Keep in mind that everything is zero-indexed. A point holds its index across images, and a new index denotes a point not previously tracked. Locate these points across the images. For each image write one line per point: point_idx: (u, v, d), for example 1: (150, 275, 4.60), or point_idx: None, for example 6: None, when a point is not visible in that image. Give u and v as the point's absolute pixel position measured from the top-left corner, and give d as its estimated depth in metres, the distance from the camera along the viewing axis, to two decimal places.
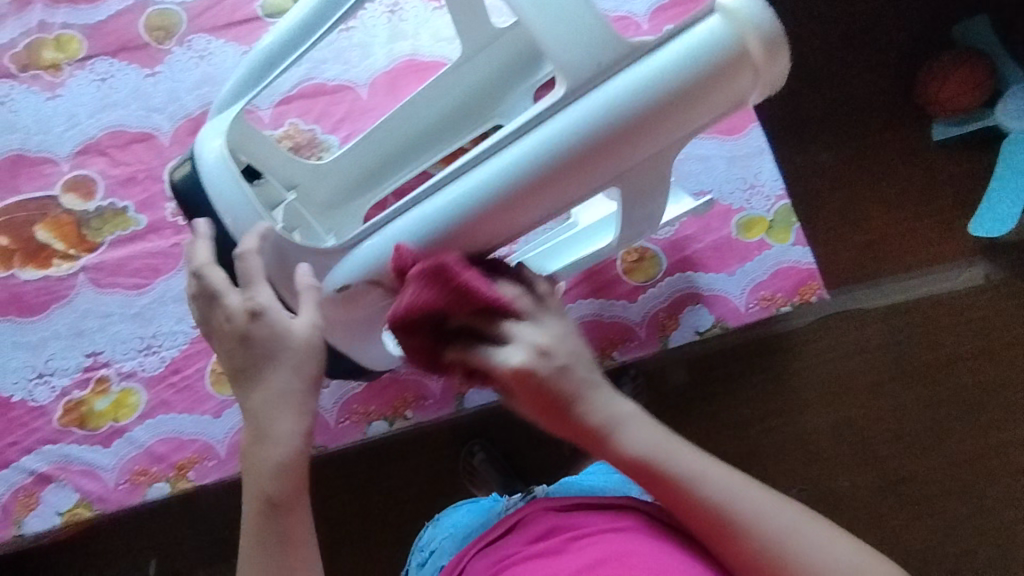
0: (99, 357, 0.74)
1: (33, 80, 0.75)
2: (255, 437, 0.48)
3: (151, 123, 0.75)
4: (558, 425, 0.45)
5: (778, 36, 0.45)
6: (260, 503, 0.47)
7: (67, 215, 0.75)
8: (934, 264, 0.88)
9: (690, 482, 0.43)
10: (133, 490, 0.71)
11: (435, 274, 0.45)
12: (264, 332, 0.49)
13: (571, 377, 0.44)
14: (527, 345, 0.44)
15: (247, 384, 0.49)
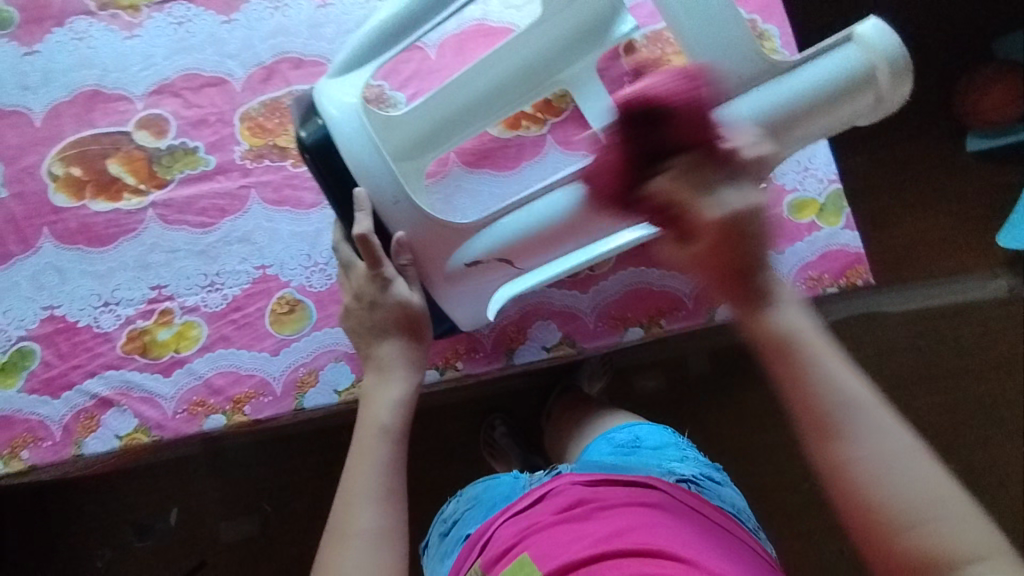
0: (164, 290, 0.74)
1: (112, 20, 0.80)
2: (381, 383, 0.61)
3: (224, 69, 0.79)
4: (729, 284, 0.49)
5: (904, 65, 0.52)
6: (376, 428, 0.59)
7: (140, 151, 0.77)
8: (963, 273, 1.20)
9: (823, 375, 0.47)
10: (191, 421, 0.71)
11: (655, 91, 0.48)
12: (390, 302, 0.60)
13: (756, 245, 0.47)
14: (728, 204, 0.46)
15: (385, 349, 0.61)
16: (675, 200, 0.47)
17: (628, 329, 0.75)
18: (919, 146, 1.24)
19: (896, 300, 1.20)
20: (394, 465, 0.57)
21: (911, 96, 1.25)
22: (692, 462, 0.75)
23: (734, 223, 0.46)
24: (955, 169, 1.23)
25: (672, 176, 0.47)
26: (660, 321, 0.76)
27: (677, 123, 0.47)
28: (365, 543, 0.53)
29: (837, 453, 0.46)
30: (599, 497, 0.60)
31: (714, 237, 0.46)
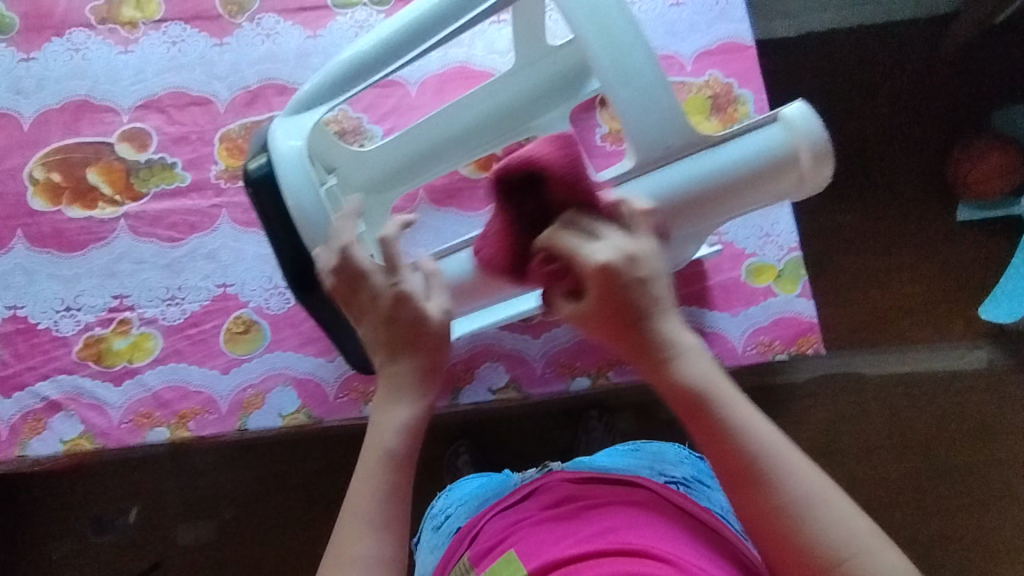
0: (125, 300, 0.75)
1: (109, 34, 0.83)
2: (390, 401, 0.53)
3: (211, 90, 0.82)
4: (623, 338, 0.48)
5: (825, 149, 0.55)
6: (380, 453, 0.52)
7: (119, 163, 0.79)
8: (945, 343, 1.23)
9: (733, 428, 0.46)
10: (135, 431, 0.72)
11: (540, 155, 0.49)
12: (409, 314, 0.52)
13: (650, 293, 0.47)
14: (615, 248, 0.47)
15: (395, 368, 0.53)
16: (562, 250, 0.48)
17: (575, 378, 0.76)
18: (902, 213, 1.26)
19: (873, 364, 1.23)
20: (398, 493, 0.51)
21: (904, 159, 1.28)
22: (684, 465, 0.78)
23: (613, 271, 0.46)
24: (940, 239, 1.25)
25: (562, 230, 0.48)
26: (608, 372, 0.76)
27: (557, 185, 0.49)
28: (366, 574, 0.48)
29: (754, 503, 0.45)
30: (587, 495, 0.61)
31: (602, 281, 0.46)
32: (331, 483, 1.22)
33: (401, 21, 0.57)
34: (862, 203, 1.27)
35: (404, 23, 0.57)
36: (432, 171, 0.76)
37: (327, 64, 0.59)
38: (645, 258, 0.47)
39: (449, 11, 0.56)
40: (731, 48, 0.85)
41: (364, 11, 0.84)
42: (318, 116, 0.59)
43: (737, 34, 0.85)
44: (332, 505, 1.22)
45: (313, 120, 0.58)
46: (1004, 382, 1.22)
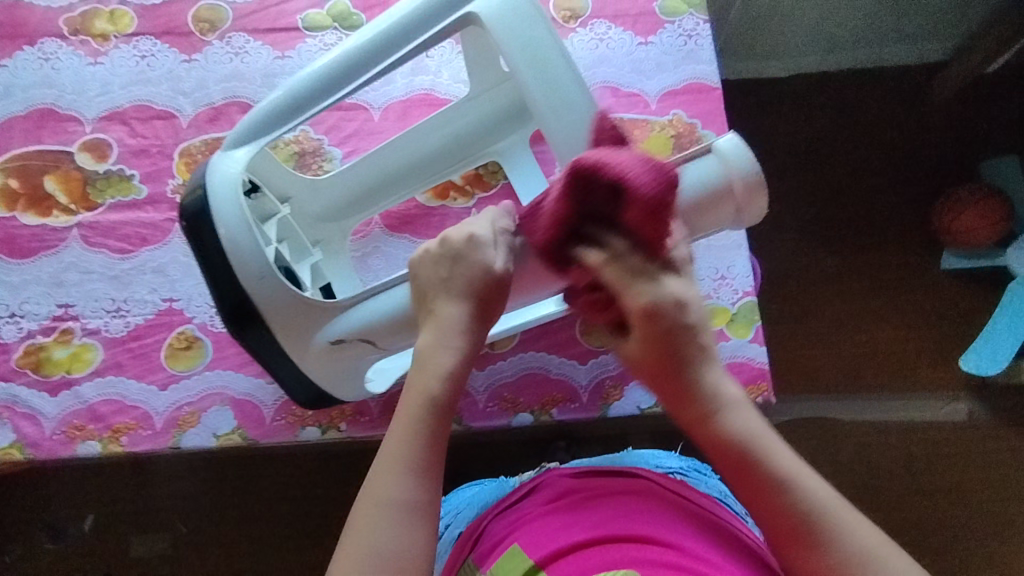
0: (70, 310, 0.75)
1: (81, 45, 0.84)
2: (440, 344, 0.54)
3: (175, 105, 0.82)
4: (665, 379, 0.51)
5: (758, 179, 0.54)
6: (425, 400, 0.53)
7: (77, 172, 0.79)
8: (917, 392, 1.26)
9: (779, 482, 0.48)
10: (67, 443, 0.71)
11: (628, 168, 0.46)
12: (472, 256, 0.55)
13: (693, 340, 0.51)
14: (660, 292, 0.49)
15: (446, 308, 0.55)
16: (609, 279, 0.49)
17: (518, 413, 0.75)
18: (882, 257, 1.32)
19: (850, 409, 1.25)
20: (436, 445, 0.52)
21: (882, 207, 1.34)
22: (678, 459, 0.81)
23: (657, 309, 0.49)
24: (921, 287, 1.30)
25: (607, 254, 0.49)
26: (550, 409, 0.75)
27: (634, 207, 0.46)
28: (397, 517, 0.49)
29: (812, 561, 0.47)
30: (588, 486, 0.62)
31: (645, 320, 0.49)
32: (292, 501, 1.18)
33: (331, 59, 0.60)
34: (842, 245, 1.33)
35: (333, 60, 0.59)
36: (395, 196, 0.76)
37: (262, 102, 0.62)
38: (689, 307, 0.50)
39: (378, 48, 0.59)
40: (697, 89, 0.85)
41: (333, 35, 0.85)
42: (252, 151, 0.61)
43: (704, 75, 0.86)
44: (292, 524, 1.17)
45: (248, 155, 0.61)
46: (981, 435, 1.24)
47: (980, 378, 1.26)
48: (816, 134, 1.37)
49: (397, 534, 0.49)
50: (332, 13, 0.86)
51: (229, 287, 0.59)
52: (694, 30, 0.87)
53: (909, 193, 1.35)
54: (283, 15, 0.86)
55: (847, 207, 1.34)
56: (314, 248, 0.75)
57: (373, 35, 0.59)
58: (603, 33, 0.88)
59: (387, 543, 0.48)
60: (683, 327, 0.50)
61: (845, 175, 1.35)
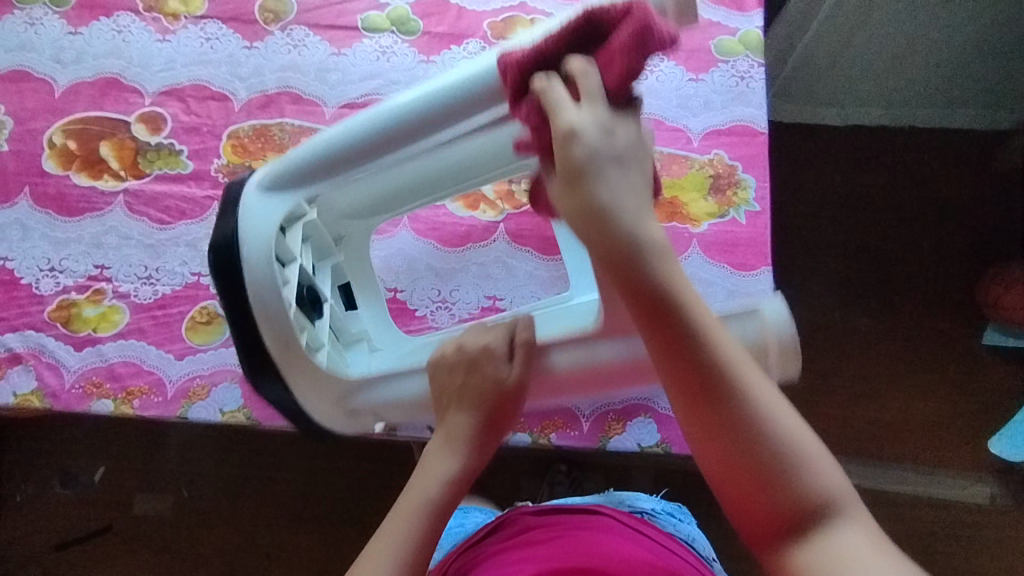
0: (105, 271, 0.79)
1: (152, 22, 0.88)
2: (451, 448, 0.55)
3: (231, 88, 0.85)
4: (577, 217, 0.46)
5: (793, 347, 0.54)
6: (422, 501, 0.53)
7: (131, 141, 0.83)
8: (942, 470, 1.21)
9: (695, 336, 0.44)
10: (83, 399, 0.74)
11: (631, 10, 0.47)
12: (488, 370, 0.55)
13: (612, 168, 0.45)
14: (585, 117, 0.45)
15: (455, 416, 0.56)
16: (545, 104, 0.47)
17: (514, 432, 0.75)
18: (920, 323, 1.27)
19: (867, 475, 1.20)
20: (424, 542, 0.51)
21: (928, 271, 1.29)
22: (656, 501, 0.88)
23: (579, 138, 0.45)
24: (957, 360, 1.25)
25: (550, 82, 0.47)
26: (549, 434, 0.75)
27: (622, 35, 0.46)
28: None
29: (710, 420, 0.45)
30: (545, 522, 0.73)
31: (564, 138, 0.45)
32: (293, 481, 1.20)
33: (376, 115, 0.59)
34: (880, 304, 1.28)
35: (378, 119, 0.59)
36: (426, 200, 0.74)
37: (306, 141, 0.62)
38: (619, 137, 0.46)
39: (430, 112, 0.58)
40: (742, 132, 0.84)
41: (390, 38, 0.87)
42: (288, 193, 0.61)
43: (752, 118, 0.85)
44: (290, 504, 1.19)
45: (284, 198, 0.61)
46: (1006, 523, 1.18)
47: (1007, 464, 1.20)
48: (865, 187, 1.34)
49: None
50: (391, 16, 0.88)
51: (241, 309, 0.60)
52: (747, 73, 0.86)
53: (958, 261, 1.30)
54: (344, 14, 0.88)
55: (891, 264, 1.30)
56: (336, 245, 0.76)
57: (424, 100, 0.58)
58: (655, 65, 0.87)
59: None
60: (608, 159, 0.45)
61: (892, 233, 1.31)
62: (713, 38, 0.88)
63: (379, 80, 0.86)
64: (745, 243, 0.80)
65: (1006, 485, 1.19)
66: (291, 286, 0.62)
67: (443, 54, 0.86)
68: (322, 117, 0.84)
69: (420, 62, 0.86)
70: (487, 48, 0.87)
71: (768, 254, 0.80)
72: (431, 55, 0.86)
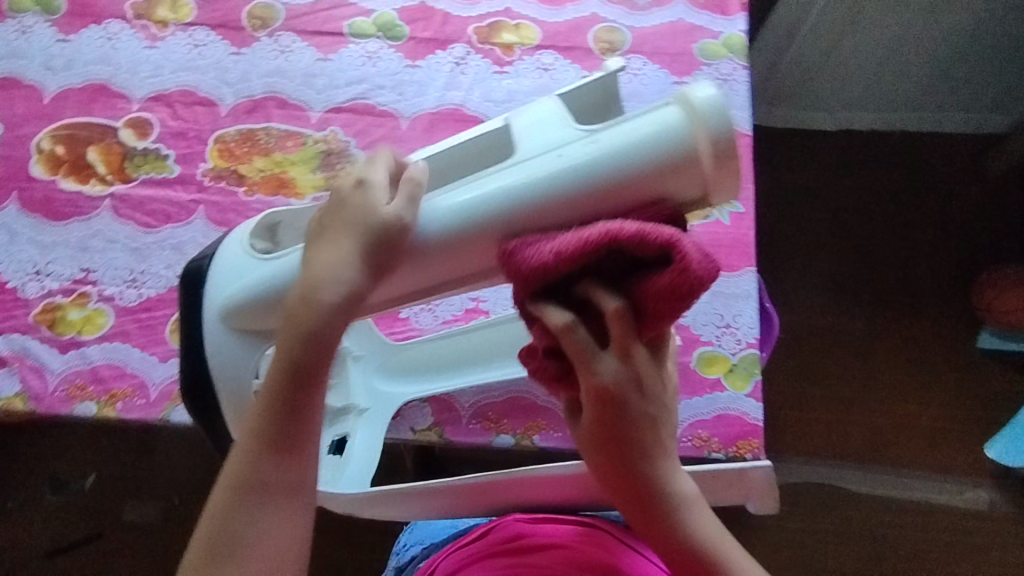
0: (90, 275, 0.79)
1: (141, 29, 0.89)
2: (308, 306, 0.52)
3: (218, 94, 0.86)
4: (599, 435, 0.56)
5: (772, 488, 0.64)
6: (288, 366, 0.54)
7: (118, 146, 0.84)
8: (939, 475, 1.19)
9: (686, 523, 0.58)
10: (66, 401, 0.75)
11: (671, 246, 0.47)
12: (361, 201, 0.53)
13: (632, 404, 0.54)
14: (610, 361, 0.52)
15: (319, 259, 0.53)
16: (571, 348, 0.51)
17: (499, 434, 0.75)
18: (914, 326, 1.26)
19: (861, 480, 1.18)
20: (288, 405, 0.54)
21: (923, 273, 1.29)
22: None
23: (608, 383, 0.52)
24: (951, 365, 1.24)
25: (575, 321, 0.51)
26: (533, 435, 0.74)
27: (659, 282, 0.48)
28: (275, 506, 0.55)
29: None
30: (537, 534, 0.70)
31: (595, 385, 0.52)
32: None
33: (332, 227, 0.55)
34: (872, 308, 1.28)
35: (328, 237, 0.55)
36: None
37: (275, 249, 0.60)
38: (636, 375, 0.53)
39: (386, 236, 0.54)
40: None
41: (376, 43, 0.88)
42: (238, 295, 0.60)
43: (735, 120, 0.85)
44: None
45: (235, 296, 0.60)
46: (1003, 528, 1.17)
47: (1001, 469, 1.19)
48: (858, 189, 1.33)
49: (276, 519, 0.55)
50: (377, 22, 0.89)
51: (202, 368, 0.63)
52: (731, 75, 0.87)
53: (953, 264, 1.29)
54: (331, 20, 0.89)
55: (885, 266, 1.29)
56: None
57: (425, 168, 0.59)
58: (638, 68, 0.88)
59: (263, 529, 0.55)
60: (631, 398, 0.54)
61: (885, 235, 1.31)
62: (696, 42, 0.89)
63: (365, 84, 0.87)
64: (728, 243, 0.80)
65: (1002, 489, 1.18)
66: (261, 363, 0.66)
67: (429, 59, 0.87)
68: (308, 121, 0.85)
69: (405, 67, 0.87)
70: (472, 52, 0.88)
71: (753, 255, 0.80)
72: (416, 60, 0.87)
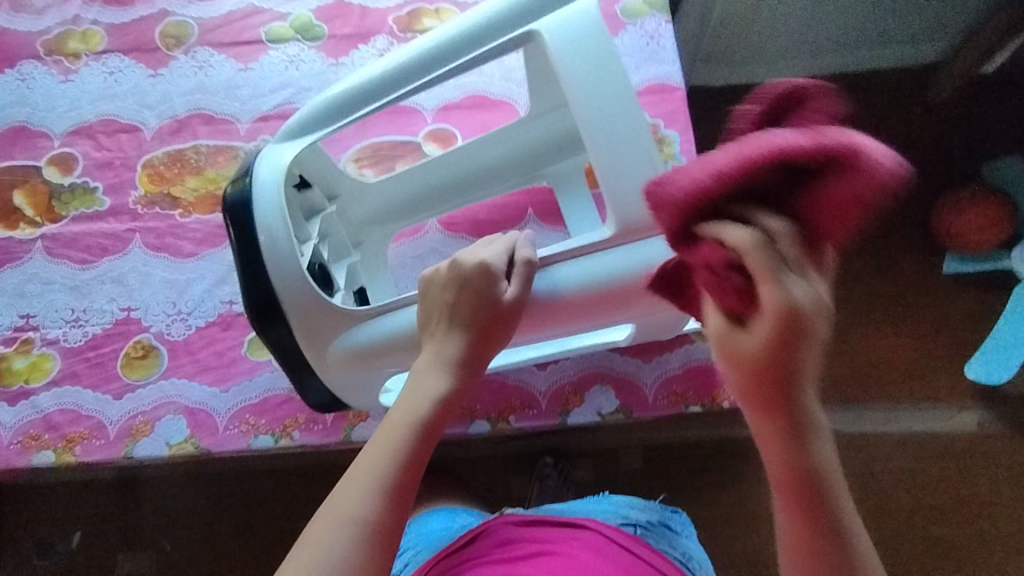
0: (30, 320, 0.76)
1: (54, 64, 0.86)
2: (438, 371, 0.55)
3: (140, 118, 0.84)
4: (754, 396, 0.38)
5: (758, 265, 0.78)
6: (412, 418, 0.52)
7: (44, 186, 0.81)
8: (927, 401, 1.16)
9: (846, 538, 0.40)
10: (22, 453, 0.72)
11: (868, 146, 0.33)
12: (484, 284, 0.57)
13: (810, 366, 0.36)
14: (805, 299, 0.34)
15: (444, 337, 0.57)
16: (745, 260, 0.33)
17: (474, 421, 0.79)
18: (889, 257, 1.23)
19: (849, 420, 1.16)
20: (414, 460, 0.51)
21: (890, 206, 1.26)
22: (650, 510, 0.72)
23: (795, 326, 0.34)
24: (923, 294, 1.21)
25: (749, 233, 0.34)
26: (508, 417, 0.79)
27: (848, 179, 0.33)
28: (355, 535, 0.46)
29: None
30: (530, 539, 0.60)
31: (776, 327, 0.34)
32: (275, 518, 1.13)
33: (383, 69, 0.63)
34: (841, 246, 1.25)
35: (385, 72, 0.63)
36: (468, 199, 0.80)
37: (321, 98, 0.65)
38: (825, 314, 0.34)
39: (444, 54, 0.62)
40: (659, 89, 0.84)
41: (296, 46, 0.86)
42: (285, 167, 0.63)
43: (667, 75, 0.85)
44: (275, 544, 1.12)
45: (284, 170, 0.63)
46: (998, 447, 1.14)
47: (988, 386, 1.16)
48: None
49: (354, 548, 0.45)
50: (295, 25, 0.87)
51: (262, 280, 0.61)
52: (656, 31, 0.86)
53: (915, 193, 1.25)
54: (247, 29, 0.87)
55: None
56: (354, 249, 0.80)
57: (441, 40, 0.62)
58: None
59: (334, 561, 0.44)
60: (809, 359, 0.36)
61: None
62: (618, 3, 0.88)
63: (290, 89, 0.85)
64: None
65: (995, 409, 1.15)
66: (307, 258, 0.66)
67: (352, 56, 0.85)
68: (237, 134, 0.83)
69: (330, 67, 0.85)
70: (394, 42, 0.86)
71: None
72: (340, 58, 0.85)
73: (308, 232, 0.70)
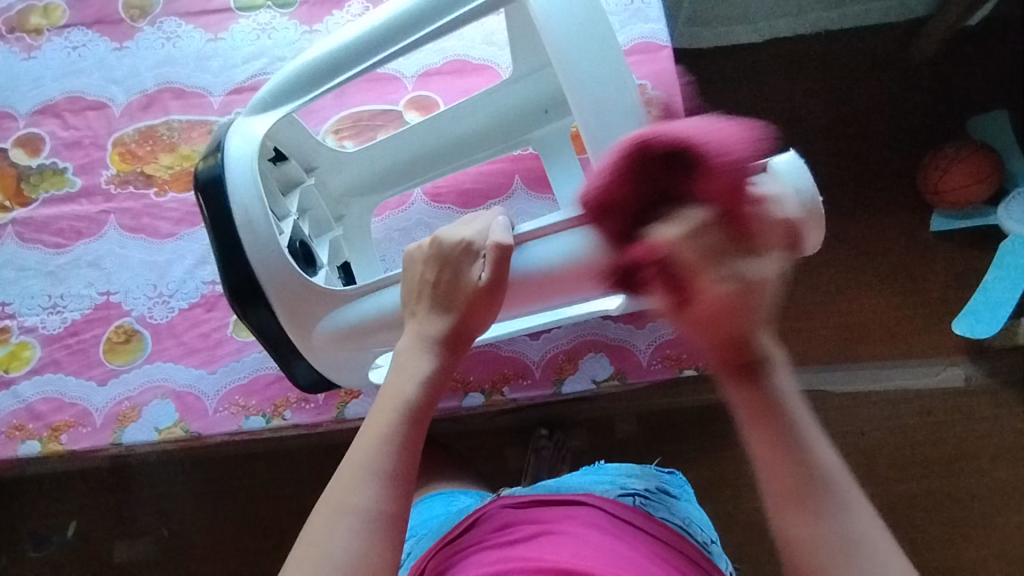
0: (7, 308, 0.74)
1: (14, 41, 0.82)
2: (423, 353, 0.54)
3: (108, 95, 0.80)
4: (719, 342, 0.46)
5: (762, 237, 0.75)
6: (399, 401, 0.51)
7: (11, 168, 0.78)
8: (915, 357, 1.17)
9: (808, 451, 0.45)
10: (7, 444, 0.70)
11: (705, 130, 0.44)
12: (460, 266, 0.55)
13: (756, 311, 0.44)
14: (746, 272, 0.43)
15: (425, 317, 0.56)
16: (680, 259, 0.43)
17: (468, 393, 0.79)
18: (878, 216, 1.22)
19: (841, 380, 1.17)
20: (408, 446, 0.49)
21: (878, 165, 1.24)
22: (648, 477, 0.72)
23: (742, 293, 0.43)
24: (913, 252, 1.20)
25: (678, 227, 0.43)
26: (502, 388, 0.79)
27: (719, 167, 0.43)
28: (362, 528, 0.45)
29: (805, 529, 0.44)
30: (529, 519, 0.59)
31: (717, 301, 0.43)
32: (272, 501, 1.12)
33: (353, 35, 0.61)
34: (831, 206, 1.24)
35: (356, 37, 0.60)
36: (453, 166, 0.78)
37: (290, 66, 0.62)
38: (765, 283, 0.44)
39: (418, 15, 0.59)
40: (644, 49, 0.82)
41: (267, 13, 0.82)
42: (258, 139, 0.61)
43: (651, 34, 0.83)
44: (274, 526, 1.11)
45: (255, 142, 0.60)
46: (987, 400, 1.15)
47: (976, 340, 1.16)
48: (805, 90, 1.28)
49: (358, 539, 0.44)
50: None
51: (237, 261, 0.59)
52: None
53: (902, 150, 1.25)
54: None
55: (841, 159, 1.25)
56: (337, 223, 0.78)
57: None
58: None
59: (342, 553, 0.44)
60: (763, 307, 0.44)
61: (834, 128, 1.26)
62: None
63: (263, 59, 0.81)
64: None
65: (983, 364, 1.15)
66: (287, 235, 0.64)
67: (326, 21, 0.82)
68: (210, 108, 0.80)
69: (304, 34, 0.82)
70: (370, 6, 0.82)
71: None
72: (314, 25, 0.82)
73: (287, 207, 0.67)
